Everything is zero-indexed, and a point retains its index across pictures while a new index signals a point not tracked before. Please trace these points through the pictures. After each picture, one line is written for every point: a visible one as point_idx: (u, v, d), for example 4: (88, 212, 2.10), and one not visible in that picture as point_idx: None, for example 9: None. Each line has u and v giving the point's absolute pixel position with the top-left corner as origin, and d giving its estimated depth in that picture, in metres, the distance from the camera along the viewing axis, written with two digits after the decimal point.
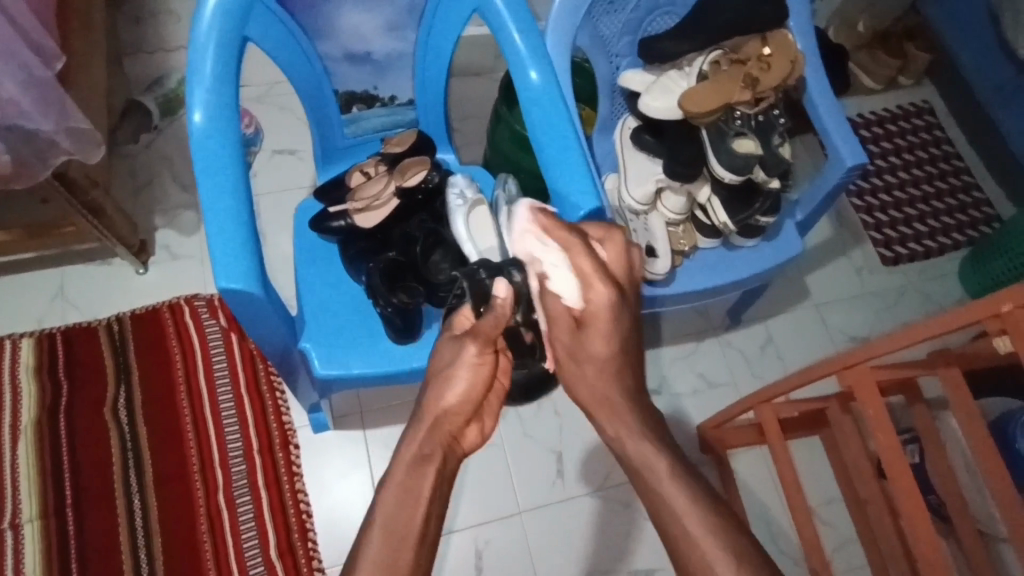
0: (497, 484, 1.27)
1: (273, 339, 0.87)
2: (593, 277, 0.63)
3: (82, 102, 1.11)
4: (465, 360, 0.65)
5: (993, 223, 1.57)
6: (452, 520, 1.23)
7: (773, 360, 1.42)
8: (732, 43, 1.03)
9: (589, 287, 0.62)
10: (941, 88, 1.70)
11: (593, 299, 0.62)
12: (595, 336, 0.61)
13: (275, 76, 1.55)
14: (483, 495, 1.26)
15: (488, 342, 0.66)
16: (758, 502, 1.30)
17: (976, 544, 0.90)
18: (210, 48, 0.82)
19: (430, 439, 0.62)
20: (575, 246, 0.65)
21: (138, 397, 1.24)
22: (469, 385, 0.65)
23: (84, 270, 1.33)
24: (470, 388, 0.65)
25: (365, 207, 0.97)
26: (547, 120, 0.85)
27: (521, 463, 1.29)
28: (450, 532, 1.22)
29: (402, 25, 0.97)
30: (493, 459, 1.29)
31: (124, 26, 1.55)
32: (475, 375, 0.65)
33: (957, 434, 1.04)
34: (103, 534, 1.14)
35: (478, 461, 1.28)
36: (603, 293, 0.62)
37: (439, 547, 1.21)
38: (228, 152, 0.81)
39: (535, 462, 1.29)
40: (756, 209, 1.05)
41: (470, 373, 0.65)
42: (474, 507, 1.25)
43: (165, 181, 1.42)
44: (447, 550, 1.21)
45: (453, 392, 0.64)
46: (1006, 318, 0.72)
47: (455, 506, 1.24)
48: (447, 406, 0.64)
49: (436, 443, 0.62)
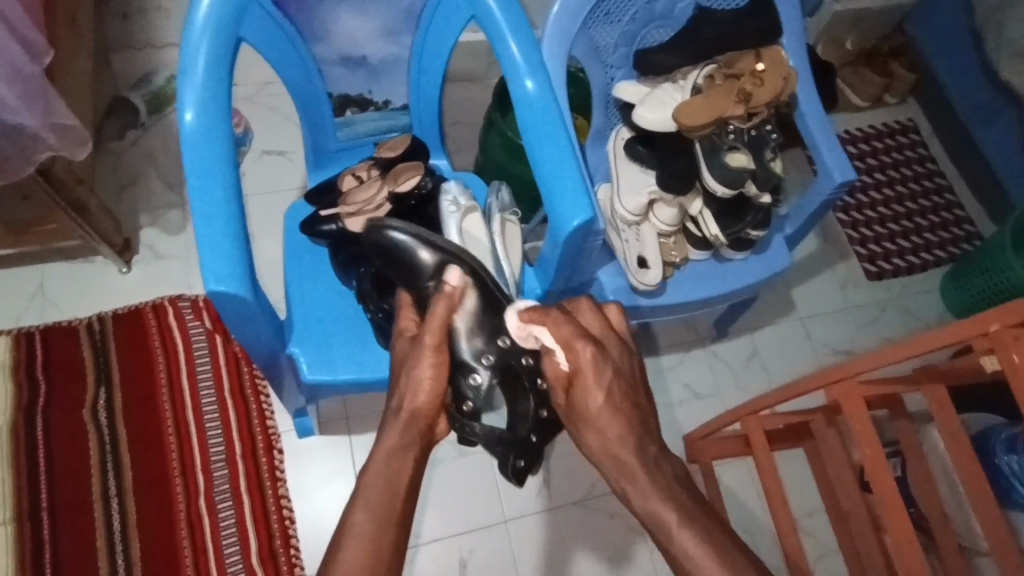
0: (462, 490, 1.26)
1: (260, 343, 0.86)
2: (575, 340, 0.67)
3: (68, 98, 1.10)
4: (423, 351, 0.71)
5: (974, 240, 1.60)
6: (419, 530, 1.21)
7: (758, 371, 1.43)
8: (725, 58, 1.05)
9: (573, 348, 0.67)
10: (925, 107, 1.74)
11: (576, 360, 0.66)
12: (586, 391, 0.66)
13: (266, 76, 1.53)
14: (452, 504, 1.25)
15: (443, 340, 0.72)
16: (741, 512, 1.31)
17: (955, 557, 0.91)
18: (203, 47, 0.81)
19: (408, 430, 0.67)
20: (552, 316, 0.69)
21: (119, 397, 1.21)
22: (429, 374, 0.70)
23: (64, 268, 1.30)
24: (436, 374, 0.71)
25: (356, 211, 0.95)
26: (542, 127, 0.85)
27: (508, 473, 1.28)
28: (418, 543, 1.21)
29: (398, 30, 0.96)
30: (454, 462, 1.27)
31: (113, 21, 1.53)
32: (433, 361, 0.71)
33: (939, 448, 1.06)
34: (79, 538, 1.11)
35: (438, 466, 1.27)
36: (585, 351, 0.66)
37: (407, 557, 1.19)
38: (221, 154, 0.79)
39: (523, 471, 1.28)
40: (746, 223, 1.06)
41: (427, 358, 0.70)
42: (438, 517, 1.23)
43: (151, 179, 1.39)
44: (414, 561, 1.19)
45: (419, 386, 0.69)
46: (993, 337, 0.73)
47: (419, 518, 1.22)
48: (408, 395, 0.69)
49: (414, 435, 0.67)
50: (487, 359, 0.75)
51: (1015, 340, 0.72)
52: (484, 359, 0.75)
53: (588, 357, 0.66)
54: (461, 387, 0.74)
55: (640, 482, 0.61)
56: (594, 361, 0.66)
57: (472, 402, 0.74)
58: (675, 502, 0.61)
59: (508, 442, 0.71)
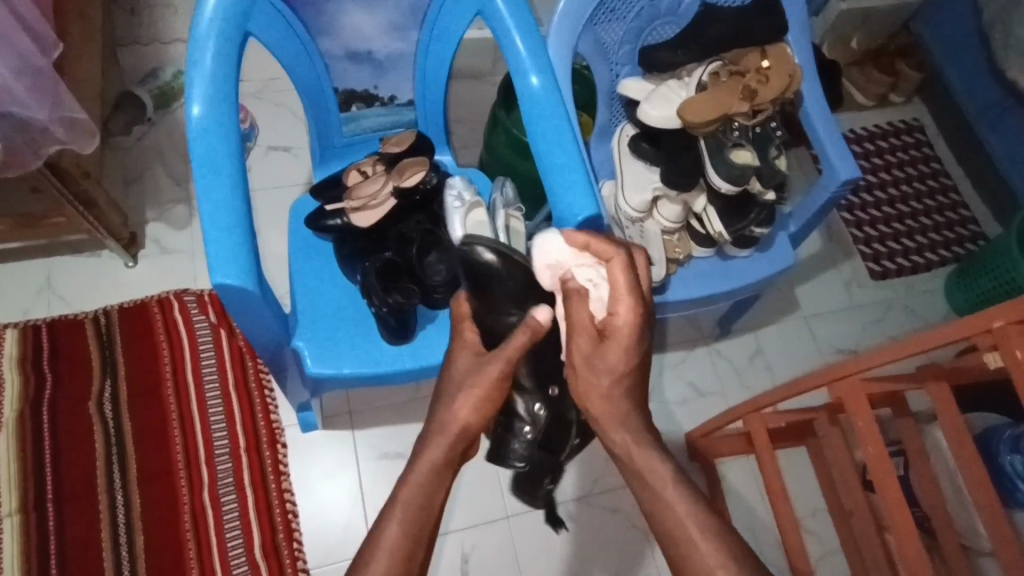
0: (473, 484, 1.27)
1: (266, 336, 0.86)
2: (624, 294, 0.64)
3: (76, 92, 1.10)
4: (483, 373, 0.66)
5: (979, 240, 1.59)
6: (449, 520, 1.23)
7: (761, 369, 1.43)
8: (731, 55, 1.05)
9: (617, 302, 0.64)
10: (931, 106, 1.73)
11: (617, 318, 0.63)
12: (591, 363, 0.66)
13: (272, 72, 1.54)
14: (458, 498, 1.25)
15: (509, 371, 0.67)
16: (744, 511, 1.31)
17: (959, 556, 0.91)
18: (210, 42, 0.81)
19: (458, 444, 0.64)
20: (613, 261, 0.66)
21: (124, 390, 1.22)
22: (486, 395, 0.65)
23: (71, 261, 1.31)
24: (493, 396, 0.66)
25: (361, 206, 0.96)
26: (548, 123, 0.85)
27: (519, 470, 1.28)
28: (446, 532, 1.22)
29: (403, 26, 0.96)
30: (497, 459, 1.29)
31: (121, 17, 1.54)
32: (493, 387, 0.66)
33: (943, 448, 1.06)
34: (84, 529, 1.12)
35: (478, 460, 1.28)
36: (627, 312, 0.63)
37: (435, 547, 1.21)
38: (227, 148, 0.80)
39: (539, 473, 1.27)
40: (751, 220, 1.06)
41: (488, 381, 0.66)
42: (467, 508, 1.25)
43: (158, 174, 1.40)
44: (443, 548, 1.21)
45: (472, 402, 0.65)
46: (997, 334, 0.73)
47: (451, 508, 1.24)
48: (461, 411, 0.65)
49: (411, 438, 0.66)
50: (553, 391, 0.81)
51: (1019, 336, 0.72)
52: (549, 391, 0.81)
53: (630, 318, 0.63)
54: (513, 413, 0.80)
55: (641, 476, 0.61)
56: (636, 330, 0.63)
57: (530, 429, 0.80)
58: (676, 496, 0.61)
59: (548, 461, 0.82)
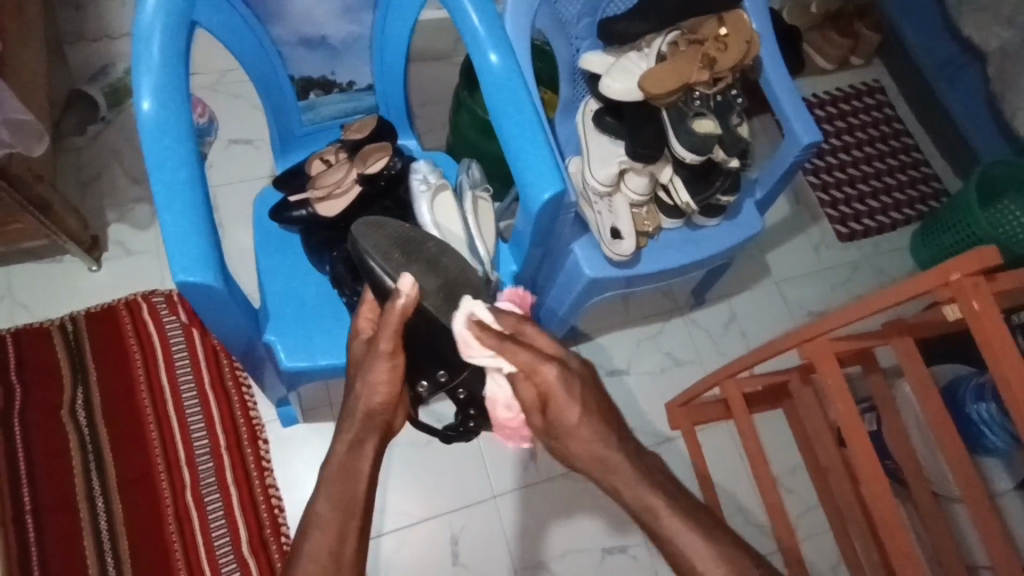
0: (438, 469, 1.27)
1: (236, 332, 0.85)
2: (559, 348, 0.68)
3: (21, 94, 1.07)
4: (378, 358, 0.66)
5: (941, 197, 1.62)
6: (380, 521, 1.21)
7: (736, 336, 1.45)
8: (689, 24, 1.05)
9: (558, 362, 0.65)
10: (891, 68, 1.75)
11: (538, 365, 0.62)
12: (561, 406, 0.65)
13: (227, 63, 1.50)
14: (430, 483, 1.25)
15: (399, 346, 0.66)
16: (725, 475, 1.34)
17: (930, 504, 0.94)
18: (157, 33, 0.79)
19: (382, 426, 0.66)
20: (508, 347, 0.65)
21: (96, 396, 1.20)
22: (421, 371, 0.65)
23: (33, 268, 1.28)
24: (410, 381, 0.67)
25: (326, 195, 0.94)
26: (509, 100, 0.84)
27: (451, 459, 1.27)
28: (380, 534, 1.21)
29: (357, 9, 0.94)
30: (418, 452, 1.27)
31: (65, 12, 1.48)
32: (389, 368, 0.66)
33: (911, 401, 1.09)
34: (66, 538, 1.11)
35: (408, 440, 1.27)
36: (548, 373, 0.65)
37: (370, 549, 1.20)
38: (179, 144, 0.78)
39: (466, 456, 1.28)
40: (716, 188, 1.07)
41: (385, 365, 0.66)
42: (417, 501, 1.24)
43: (116, 173, 1.37)
44: (378, 551, 1.20)
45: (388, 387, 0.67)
46: (955, 286, 0.75)
47: (395, 501, 1.23)
48: (377, 391, 0.67)
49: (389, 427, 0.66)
50: (423, 386, 0.74)
51: (975, 288, 0.74)
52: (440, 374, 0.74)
53: (553, 376, 0.65)
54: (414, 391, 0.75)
55: None
56: (561, 379, 0.65)
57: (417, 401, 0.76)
58: (656, 482, 0.64)
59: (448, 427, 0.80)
